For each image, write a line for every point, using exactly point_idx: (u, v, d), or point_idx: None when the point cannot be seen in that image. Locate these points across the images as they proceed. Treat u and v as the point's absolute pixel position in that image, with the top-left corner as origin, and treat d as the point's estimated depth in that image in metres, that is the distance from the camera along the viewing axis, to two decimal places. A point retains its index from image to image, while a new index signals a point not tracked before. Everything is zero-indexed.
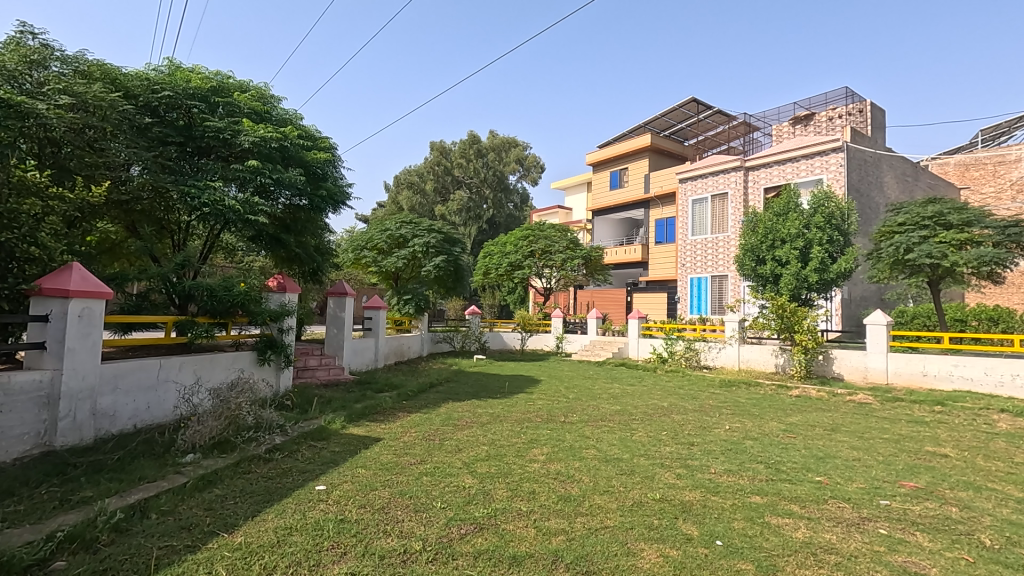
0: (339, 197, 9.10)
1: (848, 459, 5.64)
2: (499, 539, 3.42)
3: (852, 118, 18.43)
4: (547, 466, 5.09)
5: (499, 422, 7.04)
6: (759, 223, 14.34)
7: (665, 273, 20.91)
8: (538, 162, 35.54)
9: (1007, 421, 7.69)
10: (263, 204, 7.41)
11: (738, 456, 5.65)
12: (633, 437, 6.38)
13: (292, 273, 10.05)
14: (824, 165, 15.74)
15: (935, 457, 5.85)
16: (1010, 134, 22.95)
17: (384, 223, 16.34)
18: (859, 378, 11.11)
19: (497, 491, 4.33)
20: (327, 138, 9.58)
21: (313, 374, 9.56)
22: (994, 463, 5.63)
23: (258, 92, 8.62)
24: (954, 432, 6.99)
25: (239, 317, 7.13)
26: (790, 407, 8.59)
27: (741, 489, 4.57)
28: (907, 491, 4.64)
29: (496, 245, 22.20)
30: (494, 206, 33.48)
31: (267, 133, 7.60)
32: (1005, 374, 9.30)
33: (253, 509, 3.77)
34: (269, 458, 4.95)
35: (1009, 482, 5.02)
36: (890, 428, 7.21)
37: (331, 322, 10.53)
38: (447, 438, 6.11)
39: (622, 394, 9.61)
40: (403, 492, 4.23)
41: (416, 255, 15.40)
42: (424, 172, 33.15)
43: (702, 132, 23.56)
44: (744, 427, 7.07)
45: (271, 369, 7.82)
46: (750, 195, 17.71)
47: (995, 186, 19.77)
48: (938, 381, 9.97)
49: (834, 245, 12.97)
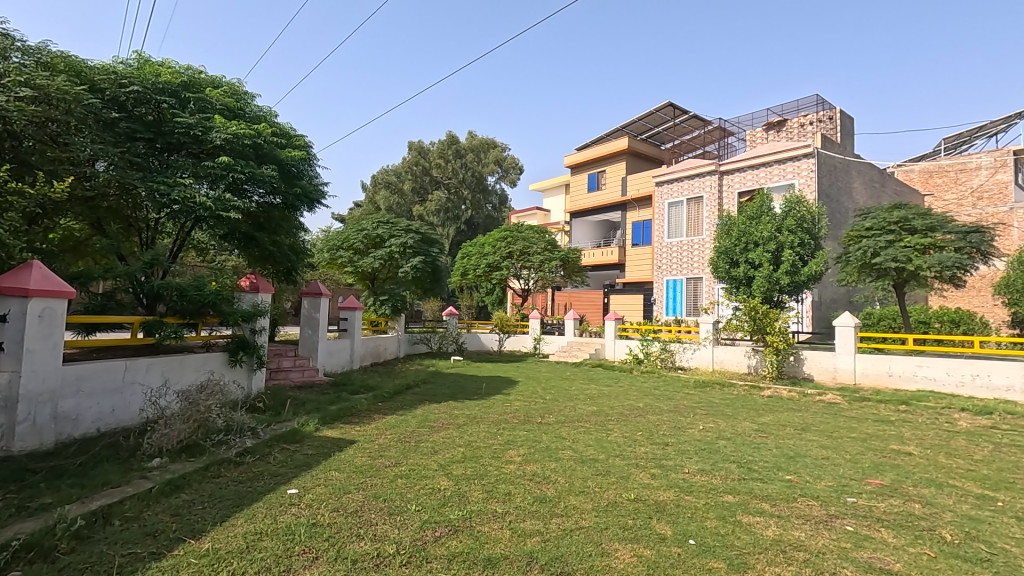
0: (315, 195, 8.96)
1: (817, 458, 5.77)
2: (474, 541, 3.41)
3: (823, 125, 18.98)
4: (524, 467, 5.10)
5: (476, 423, 7.03)
6: (732, 226, 14.59)
7: (642, 275, 21.11)
8: (517, 163, 35.66)
9: (968, 419, 8.00)
10: (236, 201, 7.25)
11: (712, 456, 5.73)
12: (609, 437, 6.44)
13: (265, 273, 9.85)
14: (795, 170, 16.07)
15: (900, 455, 6.03)
16: (971, 142, 23.79)
17: (360, 223, 16.16)
18: (828, 379, 11.38)
19: (473, 493, 4.32)
20: (302, 136, 9.39)
21: (286, 375, 9.40)
22: (955, 460, 5.82)
23: (231, 88, 8.43)
24: (917, 430, 7.19)
25: (211, 317, 6.97)
26: (763, 407, 8.79)
27: (714, 488, 4.64)
28: (873, 489, 4.77)
29: (474, 245, 22.15)
30: (472, 207, 33.38)
31: (239, 129, 7.43)
32: (966, 374, 9.63)
33: (221, 514, 3.68)
34: (240, 462, 4.85)
35: (969, 478, 5.20)
36: (858, 427, 7.40)
37: (305, 323, 10.35)
38: (423, 439, 6.08)
39: (599, 395, 9.73)
40: (378, 495, 4.18)
41: (393, 256, 15.25)
42: (402, 172, 33.07)
43: (678, 135, 23.72)
44: (718, 427, 7.21)
45: (243, 370, 7.63)
46: (725, 199, 18.00)
47: (956, 193, 20.50)
48: (903, 381, 10.28)
49: (805, 248, 13.23)
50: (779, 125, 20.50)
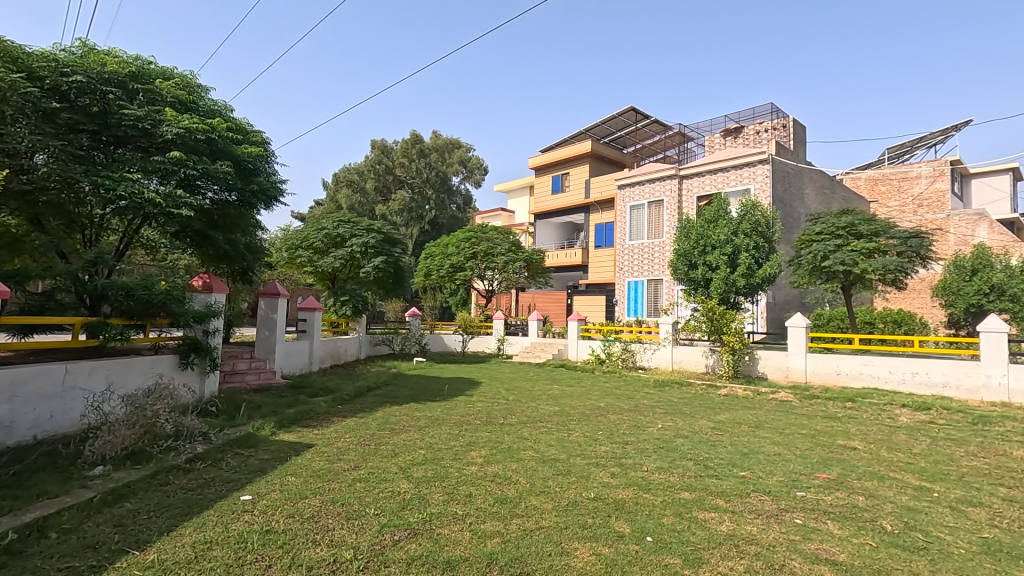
0: (272, 192, 8.74)
1: (770, 455, 5.97)
2: (434, 544, 3.38)
3: (777, 132, 19.72)
4: (485, 468, 5.10)
5: (438, 425, 6.98)
6: (691, 229, 14.95)
7: (604, 276, 21.40)
8: (481, 164, 35.61)
9: (908, 414, 8.43)
10: (187, 198, 7.00)
11: (670, 454, 5.86)
12: (570, 437, 6.50)
13: (220, 272, 9.53)
14: (751, 175, 16.60)
15: (846, 450, 6.30)
16: (913, 152, 25.08)
17: (320, 222, 15.81)
18: (781, 378, 11.79)
19: (433, 495, 4.28)
20: (259, 131, 9.13)
21: (242, 378, 9.08)
22: (895, 454, 6.13)
23: (183, 80, 8.13)
24: (862, 426, 7.53)
25: (160, 318, 6.69)
26: (719, 405, 9.03)
27: (671, 485, 4.75)
28: (821, 483, 4.97)
29: (437, 246, 21.98)
30: (436, 207, 33.15)
31: (192, 124, 7.15)
32: (906, 372, 10.15)
33: (169, 523, 3.54)
34: (190, 469, 4.66)
35: (908, 471, 5.50)
36: (808, 423, 7.70)
37: (262, 324, 10.07)
38: (384, 442, 5.99)
39: (561, 395, 9.80)
40: (335, 500, 4.09)
41: (354, 256, 14.97)
42: (365, 171, 32.55)
43: (640, 140, 24.14)
44: (676, 425, 7.38)
45: (194, 373, 7.35)
46: (684, 202, 18.44)
47: (899, 201, 21.59)
48: (850, 379, 10.76)
49: (760, 251, 13.65)
50: (736, 131, 21.11)
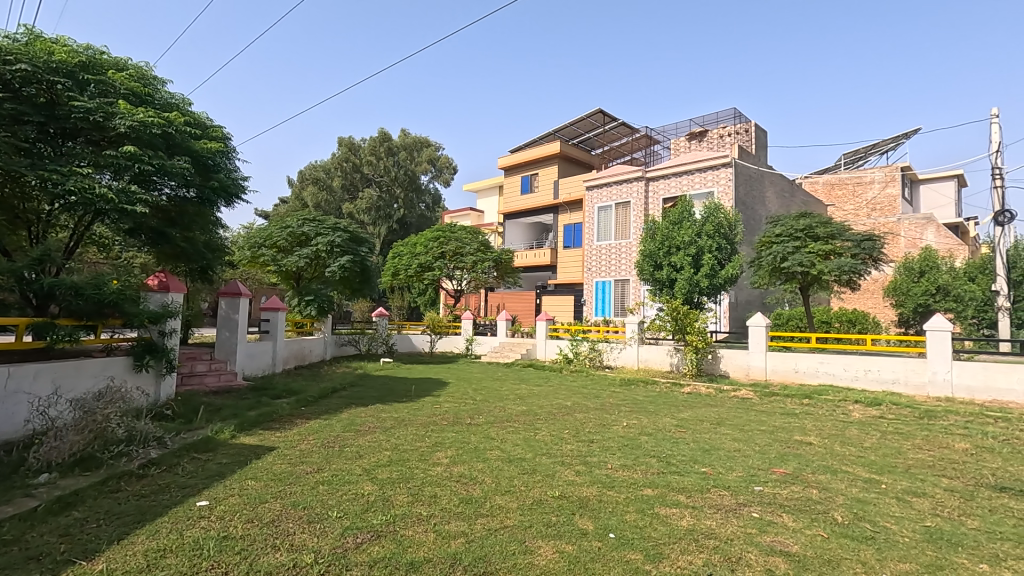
0: (233, 189, 8.52)
1: (730, 451, 6.13)
2: (397, 546, 3.35)
3: (739, 137, 20.16)
4: (451, 469, 5.08)
5: (404, 426, 6.92)
6: (657, 230, 15.21)
7: (573, 276, 21.59)
8: (451, 163, 35.46)
9: (860, 410, 8.79)
10: (142, 194, 6.76)
11: (634, 451, 5.95)
12: (537, 436, 6.54)
13: (177, 271, 9.23)
14: (715, 178, 17.00)
15: (802, 445, 6.53)
16: (867, 159, 26.06)
17: (284, 220, 15.47)
18: (742, 376, 12.11)
19: (398, 497, 4.25)
20: (218, 126, 8.87)
21: (201, 380, 8.80)
22: (848, 448, 6.38)
23: (138, 72, 7.84)
24: (817, 422, 7.81)
25: (113, 319, 6.44)
26: (682, 403, 9.23)
27: (634, 482, 4.83)
28: (778, 477, 5.13)
29: (405, 245, 21.77)
30: (405, 206, 32.86)
31: (147, 117, 6.90)
32: (859, 369, 10.55)
33: (120, 531, 3.42)
34: (144, 475, 4.51)
35: (859, 464, 5.73)
36: (766, 420, 7.95)
37: (222, 324, 9.80)
38: (348, 443, 5.92)
39: (528, 395, 9.84)
40: (297, 503, 4.02)
41: (320, 255, 14.71)
42: (331, 169, 32.02)
43: (608, 142, 24.42)
44: (641, 423, 7.51)
45: (149, 376, 7.11)
46: (650, 204, 18.76)
47: (854, 205, 22.43)
48: (807, 376, 11.15)
49: (722, 252, 14.00)
50: (700, 135, 21.58)
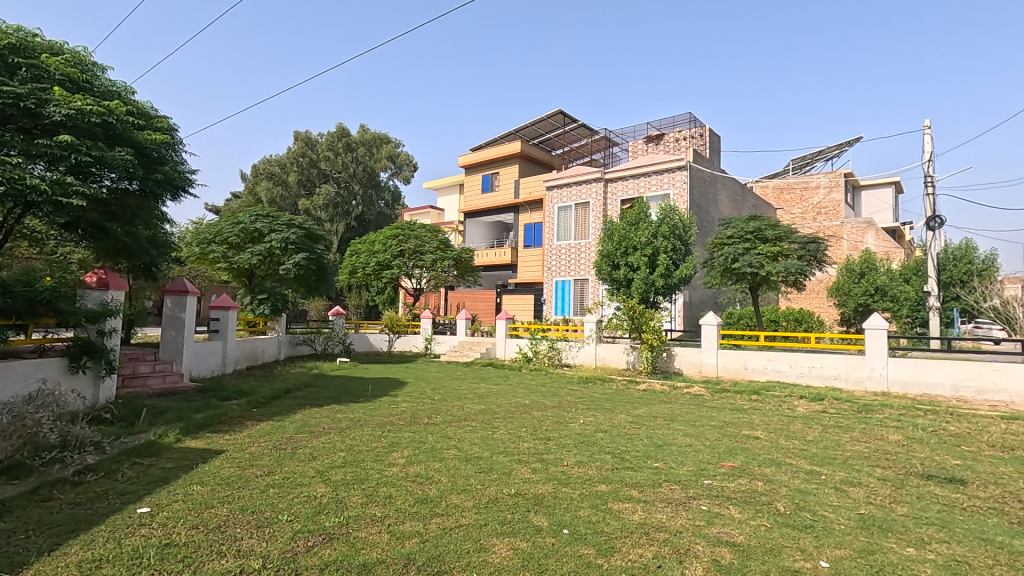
0: (179, 183, 8.19)
1: (681, 446, 6.31)
2: (349, 548, 3.31)
3: (694, 141, 20.76)
4: (406, 469, 5.04)
5: (359, 426, 6.81)
6: (614, 231, 15.47)
7: (533, 276, 21.71)
8: (411, 160, 35.06)
9: (804, 405, 9.21)
10: (79, 186, 6.42)
11: (589, 448, 6.05)
12: (494, 435, 6.56)
13: (119, 267, 8.80)
14: (671, 181, 17.42)
15: (749, 439, 6.78)
16: (813, 164, 27.24)
17: (236, 216, 14.95)
18: (695, 373, 12.47)
19: (351, 498, 4.19)
20: (164, 117, 8.50)
21: (144, 382, 8.42)
22: (792, 441, 6.68)
23: (75, 57, 7.41)
24: (764, 417, 8.13)
25: (46, 318, 6.08)
26: (638, 400, 9.43)
27: (589, 479, 4.90)
28: (725, 471, 5.32)
29: (363, 243, 21.39)
30: (364, 203, 32.32)
31: (85, 105, 6.54)
32: (804, 366, 11.04)
33: (51, 542, 3.24)
34: (79, 482, 4.28)
35: (801, 456, 6.00)
36: (717, 415, 8.22)
37: (167, 323, 9.41)
38: (301, 445, 5.78)
39: (487, 394, 9.85)
40: (246, 507, 3.90)
41: (273, 252, 14.30)
42: (287, 163, 31.16)
43: (568, 143, 24.68)
44: (597, 420, 7.63)
45: (87, 378, 6.75)
46: (609, 205, 19.07)
47: (801, 208, 23.40)
48: (756, 373, 11.59)
49: (677, 253, 14.38)
50: (657, 138, 21.95)
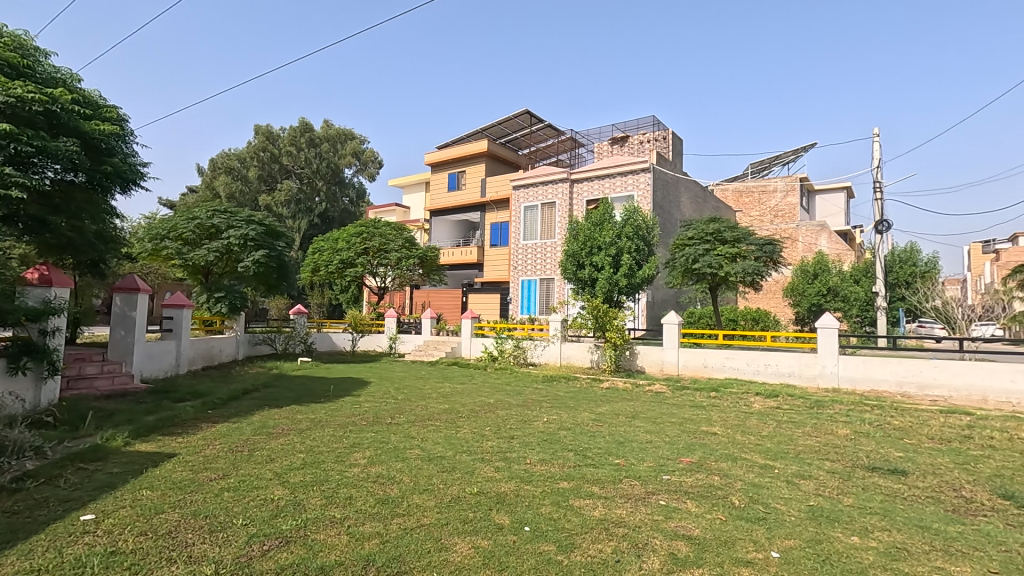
0: (130, 175, 7.86)
1: (642, 442, 6.43)
2: (307, 551, 3.25)
3: (657, 144, 21.24)
4: (368, 469, 4.97)
5: (320, 427, 6.69)
6: (579, 231, 15.62)
7: (499, 275, 21.72)
8: (376, 157, 34.57)
9: (760, 401, 9.52)
10: (19, 177, 6.12)
11: (552, 446, 6.10)
12: (458, 434, 6.54)
13: (63, 263, 8.40)
14: (635, 182, 17.71)
15: (707, 435, 6.97)
16: (770, 169, 28.18)
17: (191, 211, 14.44)
18: (657, 370, 12.73)
19: (310, 500, 4.11)
20: (113, 106, 8.14)
21: (90, 384, 8.05)
22: (747, 437, 6.89)
23: (15, 41, 7.02)
24: (722, 413, 8.37)
25: None
26: (601, 398, 9.56)
27: (551, 476, 4.95)
28: (684, 466, 5.45)
29: (326, 240, 20.98)
30: (327, 200, 31.71)
31: (26, 92, 6.21)
32: (760, 364, 11.41)
33: None
34: (16, 489, 4.06)
35: (755, 451, 6.21)
36: (677, 412, 8.42)
37: (116, 322, 9.03)
38: (259, 447, 5.64)
39: (452, 393, 9.82)
40: (198, 512, 3.78)
41: (231, 248, 13.87)
42: (246, 158, 30.26)
43: (534, 143, 24.80)
44: (560, 418, 7.71)
45: (27, 380, 6.42)
46: (574, 205, 19.26)
47: (759, 211, 24.14)
48: (714, 371, 11.91)
49: (640, 253, 14.64)
50: (622, 141, 22.20)
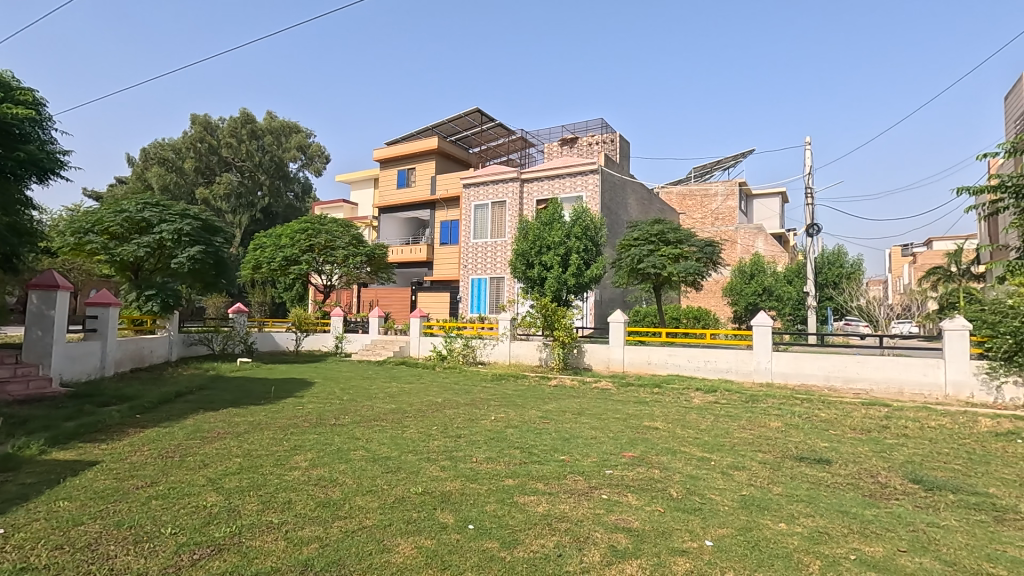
0: (48, 164, 7.33)
1: (587, 438, 6.56)
2: (241, 558, 3.13)
3: (605, 146, 21.73)
4: (309, 472, 4.83)
5: (259, 429, 6.45)
6: (529, 230, 15.73)
7: (449, 273, 21.58)
8: (322, 152, 33.60)
9: (700, 396, 9.89)
10: None
11: (499, 444, 6.13)
12: (404, 434, 6.46)
13: None
14: (583, 183, 18.01)
15: (649, 429, 7.19)
16: (712, 173, 29.24)
17: (119, 203, 13.59)
18: (603, 368, 13.01)
19: (246, 505, 3.96)
20: (28, 89, 7.55)
21: (1, 389, 7.44)
22: (687, 430, 7.16)
23: None
24: (663, 409, 8.65)
25: None
26: (549, 396, 9.68)
27: (497, 474, 4.97)
28: (626, 460, 5.60)
29: (269, 236, 20.23)
30: (270, 195, 30.58)
31: None
32: (700, 361, 11.87)
33: None
34: None
35: (694, 444, 6.46)
36: (621, 408, 8.63)
37: (31, 322, 8.39)
38: (192, 452, 5.38)
39: (399, 393, 9.68)
40: (122, 522, 3.58)
41: (164, 243, 13.14)
42: (182, 148, 28.76)
43: (484, 141, 24.78)
44: (508, 416, 7.75)
45: None
46: (525, 204, 19.39)
47: (701, 214, 25.06)
48: (657, 368, 12.29)
49: (588, 253, 14.93)
50: (570, 141, 22.71)
